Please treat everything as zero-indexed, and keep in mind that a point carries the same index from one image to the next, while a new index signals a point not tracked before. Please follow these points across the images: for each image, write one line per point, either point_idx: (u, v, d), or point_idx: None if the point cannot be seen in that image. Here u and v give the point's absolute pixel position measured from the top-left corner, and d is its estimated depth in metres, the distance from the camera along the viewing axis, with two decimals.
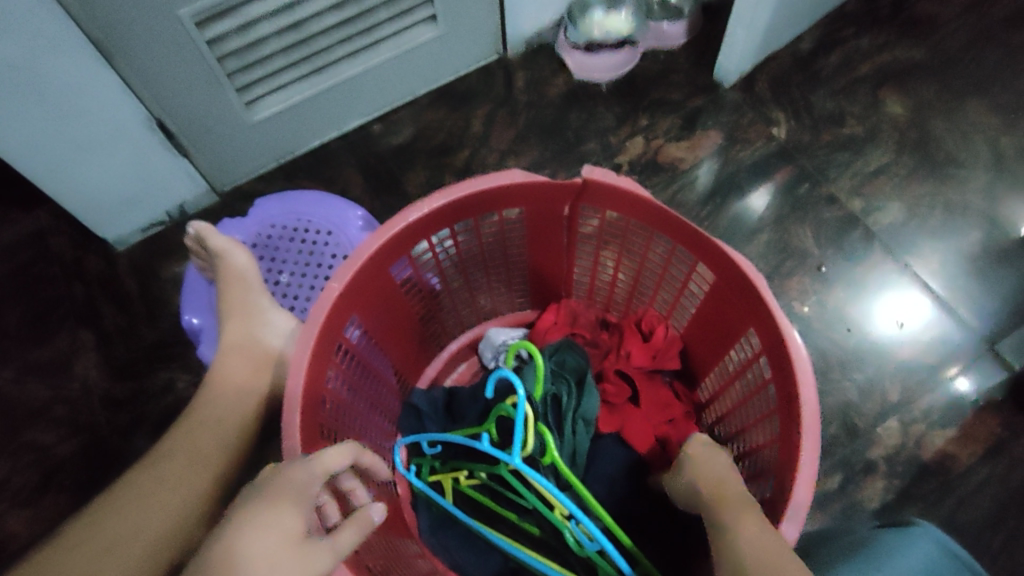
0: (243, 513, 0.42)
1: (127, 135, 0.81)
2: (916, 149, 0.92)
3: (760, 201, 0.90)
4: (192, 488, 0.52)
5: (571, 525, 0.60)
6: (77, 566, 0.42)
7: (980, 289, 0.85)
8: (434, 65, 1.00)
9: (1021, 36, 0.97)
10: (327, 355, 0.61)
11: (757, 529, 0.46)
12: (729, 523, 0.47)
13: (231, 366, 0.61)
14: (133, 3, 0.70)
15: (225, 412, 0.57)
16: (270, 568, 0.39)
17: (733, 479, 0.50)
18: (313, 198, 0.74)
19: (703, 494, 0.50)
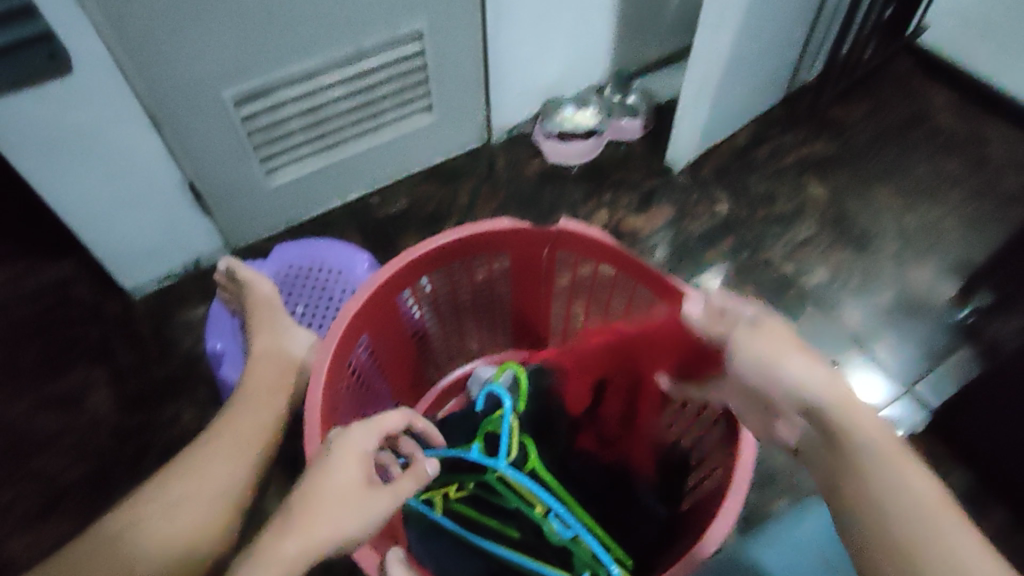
0: (320, 467, 0.50)
1: (161, 193, 0.95)
2: (836, 223, 1.08)
3: (714, 277, 1.04)
4: (230, 470, 0.60)
5: (549, 518, 0.65)
6: (157, 520, 0.53)
7: (899, 337, 0.97)
8: (428, 148, 1.16)
9: (915, 135, 1.17)
10: (340, 369, 0.70)
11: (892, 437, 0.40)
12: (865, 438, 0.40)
13: (259, 373, 0.70)
14: (185, 83, 0.86)
15: (255, 408, 0.66)
16: (344, 504, 0.48)
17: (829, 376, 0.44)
18: (327, 244, 0.88)
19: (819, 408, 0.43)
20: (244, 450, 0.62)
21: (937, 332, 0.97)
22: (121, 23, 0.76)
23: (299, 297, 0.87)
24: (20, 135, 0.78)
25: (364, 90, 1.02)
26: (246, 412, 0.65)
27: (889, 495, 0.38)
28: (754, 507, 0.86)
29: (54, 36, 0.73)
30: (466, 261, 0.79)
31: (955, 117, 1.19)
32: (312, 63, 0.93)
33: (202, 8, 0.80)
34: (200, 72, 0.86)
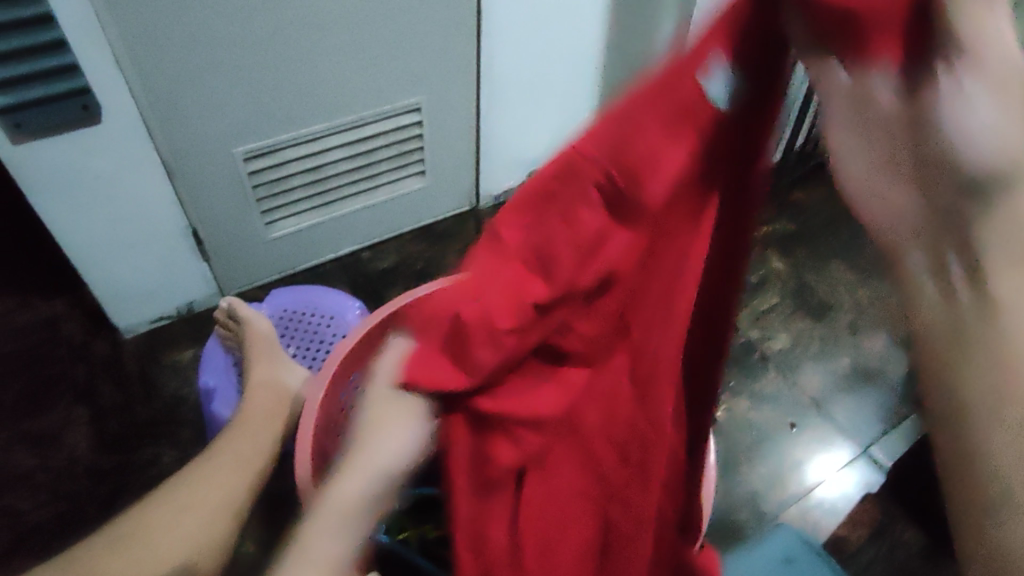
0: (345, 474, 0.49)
1: (165, 237, 0.99)
2: (796, 295, 1.17)
3: None
4: (230, 481, 0.67)
5: None
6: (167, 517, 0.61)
7: (854, 401, 1.04)
8: (419, 210, 1.23)
9: None
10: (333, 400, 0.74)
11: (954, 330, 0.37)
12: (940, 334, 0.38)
13: (256, 405, 0.76)
14: (201, 138, 0.93)
15: (248, 434, 0.72)
16: (388, 429, 0.51)
17: None
18: (321, 291, 0.95)
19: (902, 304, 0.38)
20: (244, 467, 0.69)
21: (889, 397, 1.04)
22: (149, 78, 0.83)
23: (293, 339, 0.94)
24: (41, 176, 0.83)
25: (364, 153, 1.09)
26: (243, 438, 0.72)
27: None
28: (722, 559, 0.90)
29: (88, 91, 0.79)
30: None
31: None
32: (319, 126, 1.01)
33: (225, 70, 0.88)
34: (216, 127, 0.93)
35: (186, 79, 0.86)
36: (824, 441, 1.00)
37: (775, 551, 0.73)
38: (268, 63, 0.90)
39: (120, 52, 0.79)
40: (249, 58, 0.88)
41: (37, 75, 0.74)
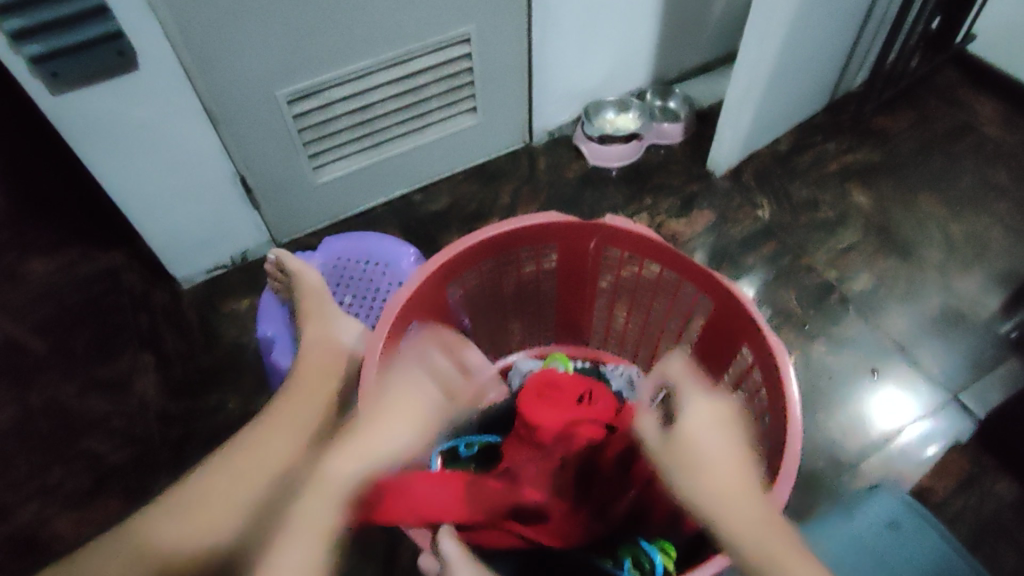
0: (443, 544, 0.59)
1: (215, 187, 0.97)
2: (880, 232, 1.07)
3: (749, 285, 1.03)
4: (286, 444, 0.66)
5: None
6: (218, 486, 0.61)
7: (944, 346, 0.96)
8: (471, 148, 1.18)
9: (961, 146, 1.16)
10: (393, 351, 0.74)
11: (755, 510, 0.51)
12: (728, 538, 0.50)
13: (313, 376, 0.73)
14: (242, 80, 0.89)
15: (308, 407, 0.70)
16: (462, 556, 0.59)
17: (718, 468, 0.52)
18: (376, 237, 0.93)
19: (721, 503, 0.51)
20: (297, 430, 0.67)
21: (983, 344, 0.95)
22: (184, 15, 0.78)
23: (347, 287, 0.92)
24: (82, 124, 0.80)
25: (412, 91, 1.03)
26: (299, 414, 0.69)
27: (751, 536, 0.49)
28: (795, 511, 0.85)
29: (120, 35, 0.74)
30: (515, 253, 0.83)
31: (1003, 129, 1.17)
32: (364, 64, 0.95)
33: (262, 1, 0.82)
34: (257, 67, 0.88)
35: (223, 14, 0.81)
36: (910, 386, 0.92)
37: (878, 515, 0.67)
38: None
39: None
40: None
41: (63, 20, 0.69)
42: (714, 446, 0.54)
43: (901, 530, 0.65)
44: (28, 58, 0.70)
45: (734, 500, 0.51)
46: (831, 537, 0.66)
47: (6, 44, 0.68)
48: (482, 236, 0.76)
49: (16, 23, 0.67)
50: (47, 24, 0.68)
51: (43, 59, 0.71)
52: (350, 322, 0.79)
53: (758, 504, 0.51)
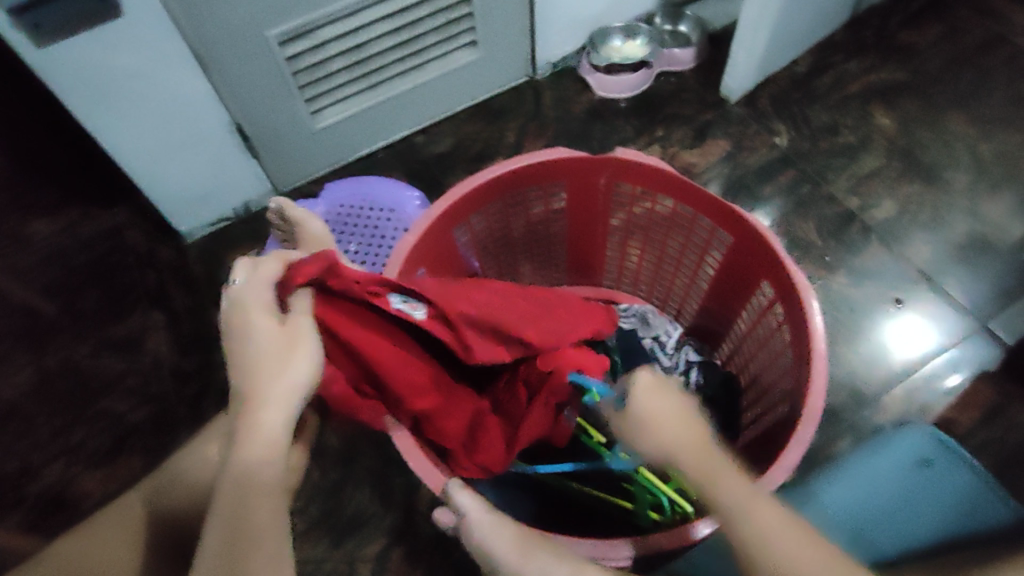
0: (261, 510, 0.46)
1: (211, 137, 0.94)
2: (904, 156, 1.02)
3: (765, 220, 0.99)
4: None
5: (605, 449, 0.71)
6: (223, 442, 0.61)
7: (967, 272, 0.93)
8: (474, 84, 1.13)
9: (992, 59, 1.09)
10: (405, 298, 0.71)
11: (757, 507, 0.51)
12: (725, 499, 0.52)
13: (233, 312, 0.48)
14: (231, 22, 0.84)
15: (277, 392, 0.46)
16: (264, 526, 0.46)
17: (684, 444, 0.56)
18: (378, 182, 0.91)
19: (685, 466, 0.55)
20: None
21: (1009, 268, 0.92)
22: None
23: (351, 234, 0.89)
24: (68, 80, 0.77)
25: (408, 25, 0.98)
26: (280, 384, 0.46)
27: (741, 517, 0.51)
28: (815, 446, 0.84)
29: None
30: (524, 193, 0.80)
31: None
32: None
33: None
34: (244, 7, 0.84)
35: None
36: (933, 315, 0.90)
37: (905, 454, 0.58)
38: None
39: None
40: None
41: None
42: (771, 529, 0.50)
43: (933, 470, 0.57)
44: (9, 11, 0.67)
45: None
46: (856, 483, 0.57)
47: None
48: (491, 175, 0.74)
49: None
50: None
51: (23, 10, 0.68)
52: (270, 262, 0.51)
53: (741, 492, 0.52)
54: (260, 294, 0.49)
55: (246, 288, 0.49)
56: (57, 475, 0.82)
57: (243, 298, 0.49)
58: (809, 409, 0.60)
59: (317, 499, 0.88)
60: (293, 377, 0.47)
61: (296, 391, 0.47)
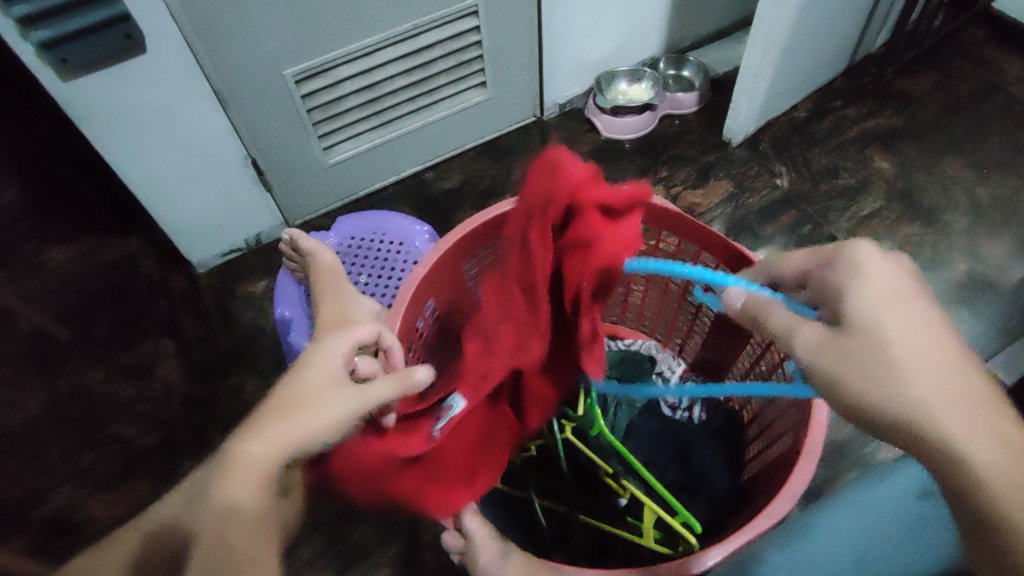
0: None
1: (227, 170, 0.97)
2: (903, 198, 1.04)
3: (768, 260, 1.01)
4: None
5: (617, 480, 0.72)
6: None
7: (968, 313, 0.94)
8: (483, 124, 1.16)
9: (987, 106, 1.12)
10: (410, 328, 0.72)
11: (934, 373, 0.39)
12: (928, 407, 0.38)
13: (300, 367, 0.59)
14: (251, 61, 0.88)
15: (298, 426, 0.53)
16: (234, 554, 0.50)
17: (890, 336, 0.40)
18: (389, 216, 0.93)
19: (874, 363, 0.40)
20: None
21: (1011, 309, 0.93)
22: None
23: (359, 266, 0.91)
24: (94, 111, 0.80)
25: (420, 67, 1.02)
26: (283, 440, 0.52)
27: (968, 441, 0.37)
28: (819, 484, 0.84)
29: (128, 18, 0.74)
30: None
31: None
32: (371, 40, 0.94)
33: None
34: (264, 46, 0.87)
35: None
36: None
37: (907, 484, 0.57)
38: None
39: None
40: None
41: (64, 5, 0.68)
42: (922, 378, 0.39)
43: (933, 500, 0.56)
44: (38, 46, 0.70)
45: (968, 404, 0.38)
46: (852, 510, 0.58)
47: (17, 31, 0.68)
48: (497, 210, 0.76)
49: (23, 9, 0.66)
50: (53, 7, 0.67)
51: (52, 45, 0.70)
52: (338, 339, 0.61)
53: (937, 368, 0.39)
54: (330, 354, 0.59)
55: (336, 342, 0.61)
56: None
57: (318, 362, 0.58)
58: (810, 447, 0.59)
59: (318, 530, 0.87)
60: (316, 430, 0.53)
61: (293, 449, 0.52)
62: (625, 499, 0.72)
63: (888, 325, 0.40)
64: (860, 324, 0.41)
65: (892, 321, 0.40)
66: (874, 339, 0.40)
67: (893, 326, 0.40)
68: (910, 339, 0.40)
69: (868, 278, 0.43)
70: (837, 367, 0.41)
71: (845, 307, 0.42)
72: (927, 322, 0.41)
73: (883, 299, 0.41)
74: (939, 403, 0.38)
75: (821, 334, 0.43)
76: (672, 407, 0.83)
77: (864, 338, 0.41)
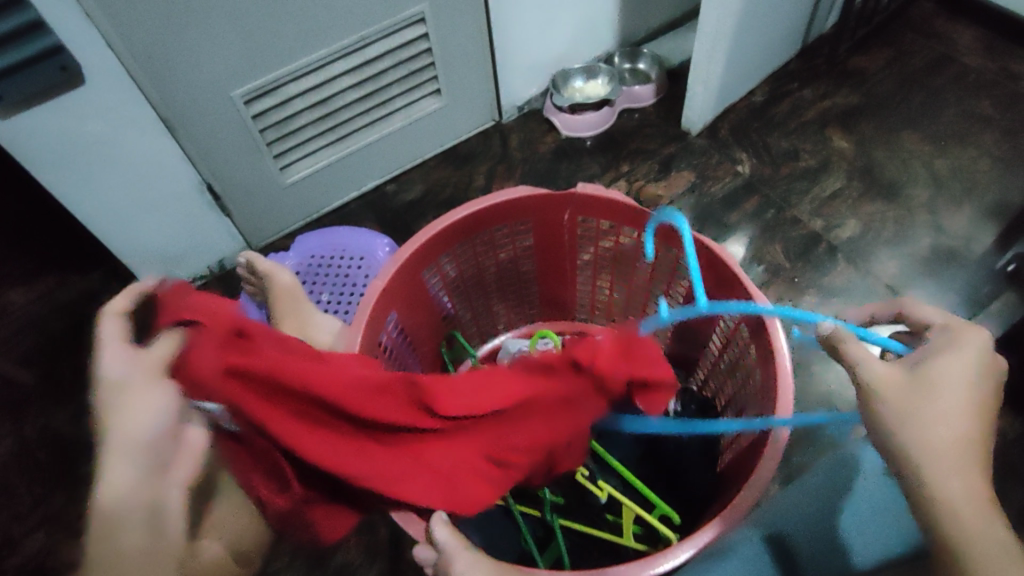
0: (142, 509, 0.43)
1: (183, 197, 0.95)
2: (864, 175, 1.04)
3: (737, 246, 1.01)
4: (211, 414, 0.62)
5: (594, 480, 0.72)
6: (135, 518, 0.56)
7: (935, 285, 0.94)
8: (442, 130, 1.15)
9: (940, 78, 1.12)
10: (373, 343, 0.72)
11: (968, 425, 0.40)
12: (934, 458, 0.40)
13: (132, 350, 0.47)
14: (197, 85, 0.87)
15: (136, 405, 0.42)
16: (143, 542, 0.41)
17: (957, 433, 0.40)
18: (348, 232, 0.92)
19: (938, 445, 0.40)
20: None
21: (976, 278, 0.93)
22: (124, 27, 0.76)
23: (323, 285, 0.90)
24: (37, 150, 0.78)
25: (372, 78, 1.01)
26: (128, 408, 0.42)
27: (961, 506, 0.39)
28: (798, 467, 0.84)
29: (61, 49, 0.72)
30: (489, 233, 0.81)
31: (983, 56, 1.14)
32: (318, 55, 0.93)
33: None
34: (209, 69, 0.86)
35: (166, 21, 0.78)
36: None
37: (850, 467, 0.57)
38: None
39: (86, 3, 0.71)
40: None
41: None
42: (950, 432, 0.40)
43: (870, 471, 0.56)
44: None
45: (963, 463, 0.40)
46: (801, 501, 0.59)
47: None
48: (453, 218, 0.75)
49: None
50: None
51: None
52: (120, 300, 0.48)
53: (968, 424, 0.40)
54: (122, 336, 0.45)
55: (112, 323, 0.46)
56: (37, 543, 0.83)
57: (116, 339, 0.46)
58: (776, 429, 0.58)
59: (300, 555, 0.86)
60: (149, 406, 0.42)
61: (144, 438, 0.41)
62: (603, 499, 0.72)
63: (961, 397, 0.41)
64: (932, 384, 0.41)
65: (956, 414, 0.41)
66: (946, 421, 0.41)
67: (948, 403, 0.41)
68: (949, 420, 0.40)
69: (964, 365, 0.42)
70: (906, 418, 0.41)
71: (936, 362, 0.42)
72: (967, 418, 0.41)
73: (928, 385, 0.42)
74: (928, 450, 0.40)
75: (897, 378, 0.43)
76: None
77: (929, 396, 0.41)
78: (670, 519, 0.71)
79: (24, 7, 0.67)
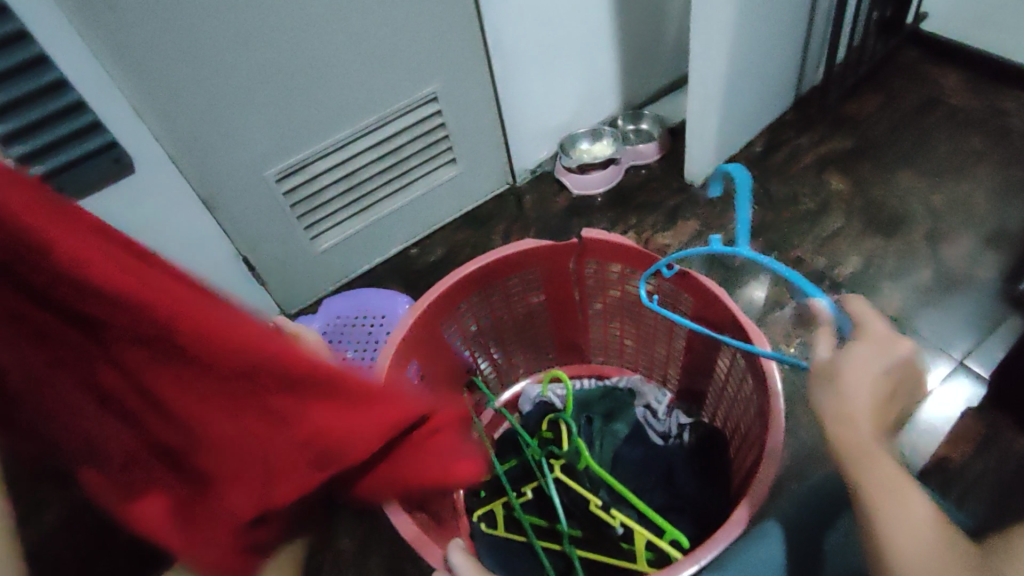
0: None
1: (222, 270, 1.04)
2: (863, 213, 1.08)
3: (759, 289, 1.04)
4: None
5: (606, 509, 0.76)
6: None
7: (942, 314, 0.96)
8: (460, 196, 1.23)
9: (932, 118, 1.17)
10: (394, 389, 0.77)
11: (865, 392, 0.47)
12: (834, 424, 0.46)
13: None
14: (234, 168, 0.97)
15: None
16: None
17: (863, 398, 0.46)
18: (370, 292, 0.99)
19: (832, 409, 0.47)
20: None
21: (981, 306, 0.95)
22: (170, 111, 0.86)
23: (349, 342, 0.97)
24: None
25: (391, 152, 1.10)
26: None
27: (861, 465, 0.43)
28: None
29: (115, 144, 0.82)
30: (500, 283, 0.87)
31: (970, 96, 1.19)
32: (343, 134, 1.03)
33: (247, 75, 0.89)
34: (245, 153, 0.96)
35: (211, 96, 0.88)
36: None
37: None
38: (285, 58, 0.89)
39: (137, 102, 0.83)
40: (263, 85, 0.91)
41: (59, 139, 0.75)
42: (861, 395, 0.47)
43: None
44: (38, 177, 0.76)
45: (866, 427, 0.45)
46: None
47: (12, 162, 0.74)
48: (464, 270, 0.81)
49: (19, 149, 0.73)
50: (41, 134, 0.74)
51: (50, 175, 0.77)
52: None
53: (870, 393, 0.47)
54: None
55: None
56: None
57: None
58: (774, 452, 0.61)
59: None
60: None
61: None
62: (617, 529, 0.74)
63: (858, 386, 0.47)
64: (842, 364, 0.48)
65: (858, 391, 0.47)
66: (845, 385, 0.47)
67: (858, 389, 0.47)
68: (848, 397, 0.46)
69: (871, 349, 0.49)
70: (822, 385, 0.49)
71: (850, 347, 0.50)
72: (875, 390, 0.47)
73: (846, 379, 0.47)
74: (842, 417, 0.46)
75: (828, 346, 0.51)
76: (662, 435, 0.85)
77: (837, 373, 0.48)
78: (679, 544, 0.73)
79: (82, 112, 0.77)
